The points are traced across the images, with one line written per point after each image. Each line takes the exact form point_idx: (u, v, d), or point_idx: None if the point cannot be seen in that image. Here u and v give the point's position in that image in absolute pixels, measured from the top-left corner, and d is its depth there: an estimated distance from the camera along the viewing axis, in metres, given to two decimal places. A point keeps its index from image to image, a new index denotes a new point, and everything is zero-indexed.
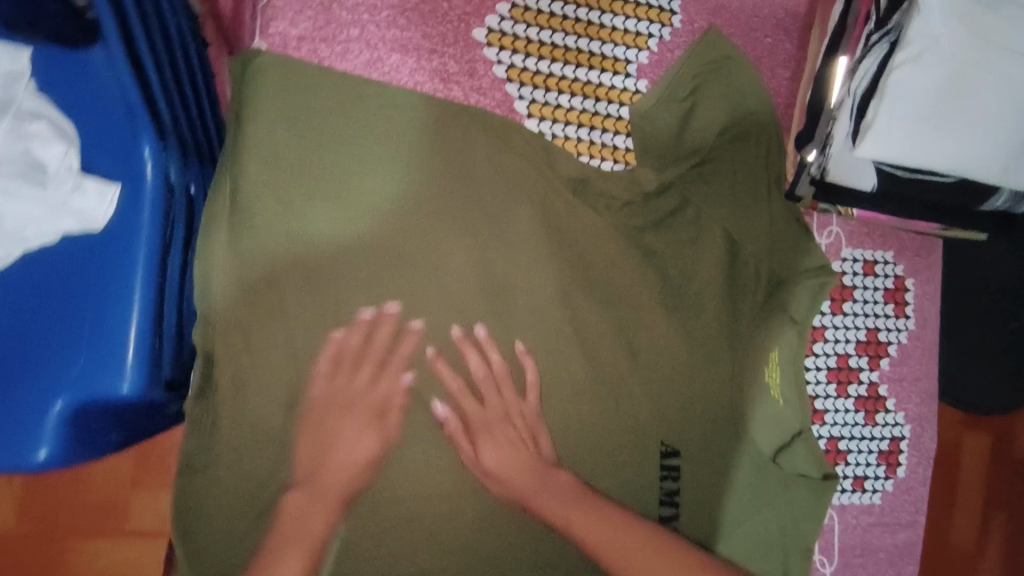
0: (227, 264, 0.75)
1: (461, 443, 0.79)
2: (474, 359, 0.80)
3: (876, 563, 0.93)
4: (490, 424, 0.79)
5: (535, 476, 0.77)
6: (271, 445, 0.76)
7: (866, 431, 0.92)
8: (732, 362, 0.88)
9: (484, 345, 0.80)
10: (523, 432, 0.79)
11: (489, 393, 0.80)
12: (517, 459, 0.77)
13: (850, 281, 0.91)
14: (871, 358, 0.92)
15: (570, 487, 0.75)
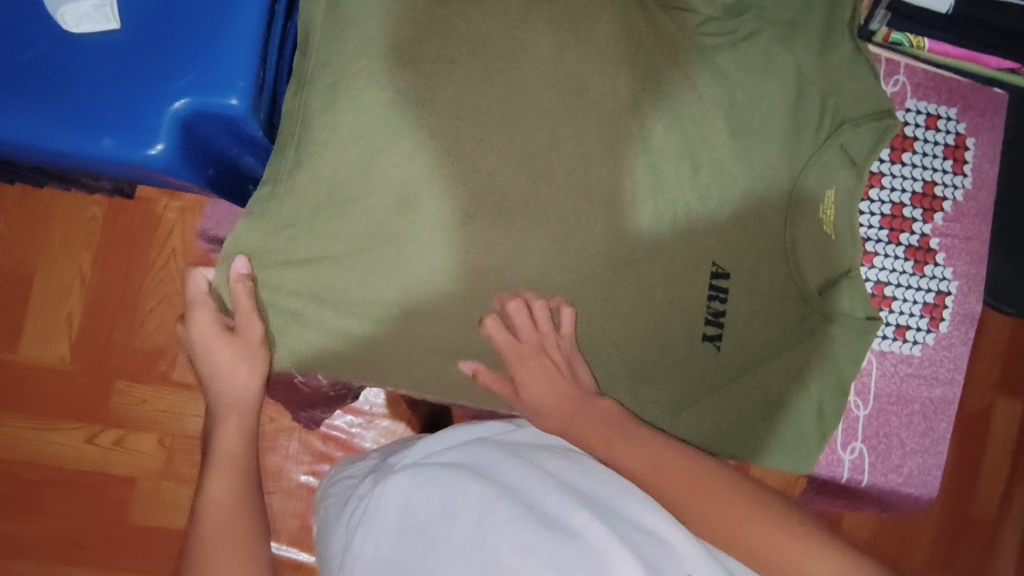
0: (330, 29, 0.81)
1: (498, 384, 0.86)
2: (512, 304, 0.83)
3: (909, 415, 0.94)
4: (523, 355, 0.84)
5: (572, 400, 0.82)
6: (346, 206, 0.80)
7: (913, 282, 0.93)
8: (788, 193, 0.90)
9: (523, 294, 0.84)
10: (560, 363, 0.83)
11: (524, 324, 0.83)
12: (556, 395, 0.83)
13: (911, 132, 0.94)
14: (925, 211, 0.93)
15: (609, 416, 0.80)
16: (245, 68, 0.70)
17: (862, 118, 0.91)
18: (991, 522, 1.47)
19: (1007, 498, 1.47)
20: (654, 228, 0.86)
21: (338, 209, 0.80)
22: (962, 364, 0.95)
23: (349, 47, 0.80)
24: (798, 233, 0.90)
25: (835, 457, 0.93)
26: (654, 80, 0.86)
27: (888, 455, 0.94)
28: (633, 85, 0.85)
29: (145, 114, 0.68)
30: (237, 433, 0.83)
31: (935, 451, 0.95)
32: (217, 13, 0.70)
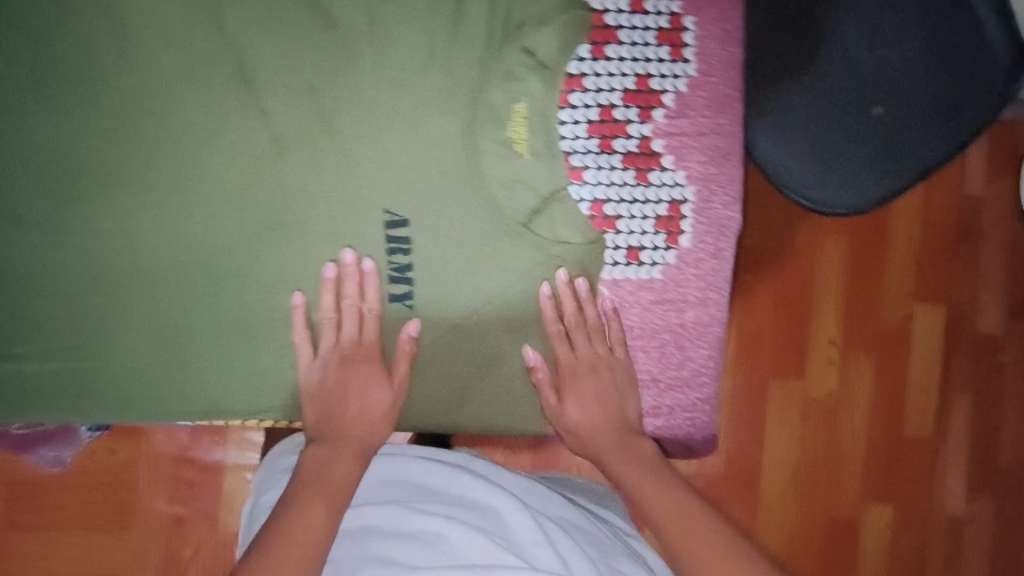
0: None
1: (547, 393, 0.78)
2: (570, 308, 0.78)
3: (659, 346, 0.82)
4: (576, 371, 0.77)
5: (614, 431, 0.76)
6: None
7: (639, 194, 0.80)
8: (467, 110, 0.76)
9: (606, 320, 0.80)
10: (608, 374, 0.78)
11: (583, 341, 0.78)
12: (604, 423, 0.77)
13: (613, 19, 0.79)
14: (641, 110, 0.80)
15: (648, 462, 0.74)
16: None
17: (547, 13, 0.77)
18: (928, 435, 1.42)
19: (940, 407, 1.42)
20: (301, 177, 0.74)
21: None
22: (714, 280, 0.82)
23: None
24: (485, 158, 0.77)
25: None
26: (267, 7, 0.71)
27: (640, 396, 0.83)
28: (240, 18, 0.71)
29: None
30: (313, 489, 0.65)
31: (697, 384, 0.83)
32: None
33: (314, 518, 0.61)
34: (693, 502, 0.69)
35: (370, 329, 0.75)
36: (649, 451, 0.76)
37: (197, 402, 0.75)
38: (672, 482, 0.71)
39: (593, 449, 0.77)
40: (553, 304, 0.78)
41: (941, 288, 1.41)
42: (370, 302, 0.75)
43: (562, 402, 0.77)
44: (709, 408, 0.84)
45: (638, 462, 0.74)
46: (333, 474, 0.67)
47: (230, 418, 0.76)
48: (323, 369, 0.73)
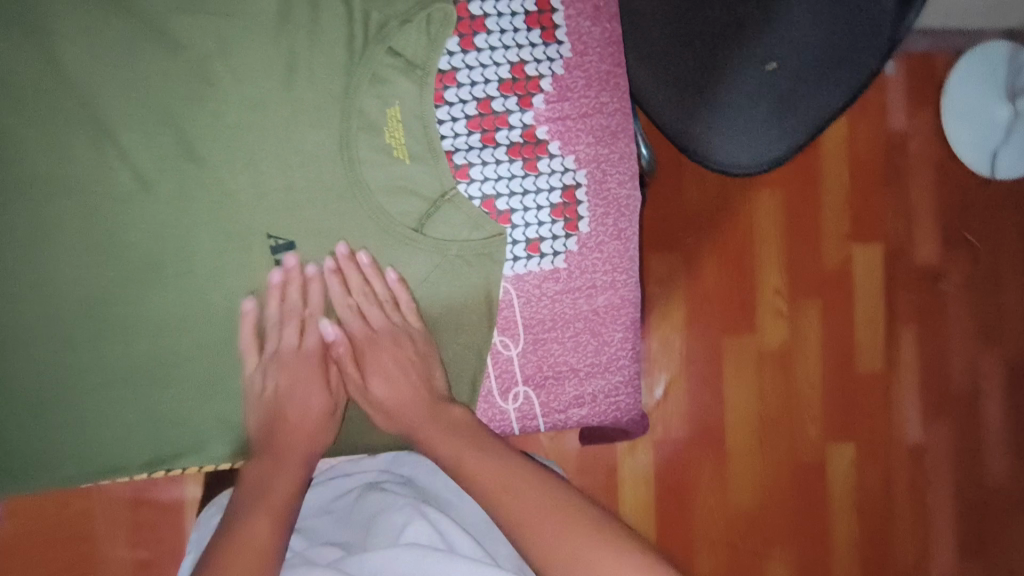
0: None
1: (351, 367, 0.75)
2: (355, 277, 0.74)
3: (573, 336, 0.80)
4: (376, 346, 0.75)
5: (421, 407, 0.72)
6: None
7: (530, 185, 0.78)
8: (339, 121, 0.74)
9: (395, 293, 0.75)
10: (415, 362, 0.74)
11: (374, 311, 0.75)
12: (410, 395, 0.73)
13: (477, 9, 0.77)
14: (520, 98, 0.78)
15: (463, 422, 0.71)
16: None
17: (410, 12, 0.75)
18: (881, 370, 1.45)
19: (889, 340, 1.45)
20: (171, 210, 0.71)
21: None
22: (619, 261, 0.81)
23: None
24: (364, 169, 0.75)
25: (497, 410, 0.79)
26: (105, 39, 0.68)
27: (561, 387, 0.80)
28: (75, 51, 0.68)
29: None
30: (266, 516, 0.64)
31: (617, 366, 0.81)
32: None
33: (260, 531, 0.62)
34: (586, 506, 0.61)
35: (292, 336, 0.74)
36: (461, 416, 0.71)
37: (100, 457, 0.72)
38: (555, 481, 0.64)
39: (405, 428, 0.73)
40: (338, 278, 0.74)
41: (874, 225, 1.42)
42: (312, 307, 0.74)
43: (359, 386, 0.76)
44: (634, 387, 0.82)
45: (450, 433, 0.70)
46: (278, 483, 0.68)
47: (134, 472, 0.73)
48: (263, 379, 0.73)
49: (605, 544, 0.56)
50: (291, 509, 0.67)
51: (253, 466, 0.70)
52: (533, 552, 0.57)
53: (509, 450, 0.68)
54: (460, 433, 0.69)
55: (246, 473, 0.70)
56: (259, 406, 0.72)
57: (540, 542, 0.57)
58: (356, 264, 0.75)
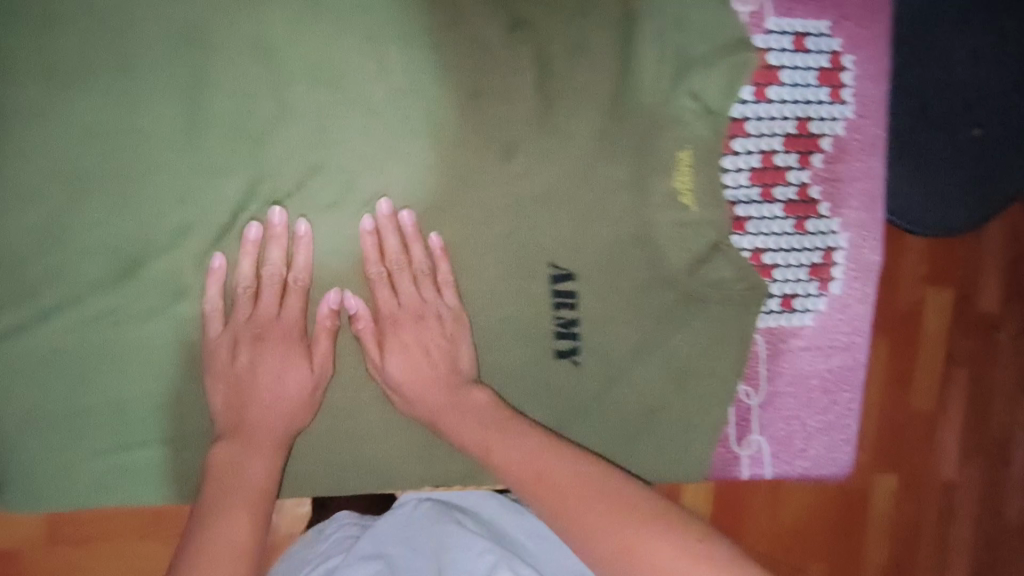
0: None
1: (371, 349, 0.67)
2: (417, 252, 0.67)
3: (808, 392, 0.82)
4: (399, 321, 0.67)
5: (438, 385, 0.66)
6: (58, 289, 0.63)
7: (796, 243, 0.78)
8: (634, 158, 0.73)
9: (408, 236, 0.66)
10: (440, 340, 0.67)
11: (406, 283, 0.67)
12: (428, 377, 0.66)
13: (776, 60, 0.75)
14: (800, 156, 0.77)
15: (485, 409, 0.66)
16: None
17: (714, 56, 0.73)
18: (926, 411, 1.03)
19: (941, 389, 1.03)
20: (465, 229, 0.70)
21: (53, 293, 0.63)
22: (859, 324, 0.83)
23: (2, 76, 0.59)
24: (651, 209, 0.74)
25: (732, 456, 0.81)
26: (435, 51, 0.66)
27: (790, 440, 0.82)
28: (404, 59, 0.65)
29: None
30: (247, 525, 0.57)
31: (841, 425, 0.84)
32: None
33: (238, 529, 0.56)
34: (612, 475, 0.61)
35: (247, 305, 0.64)
36: (483, 398, 0.66)
37: None
38: (562, 450, 0.63)
39: (427, 415, 0.67)
40: (375, 239, 0.66)
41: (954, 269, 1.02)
42: (297, 271, 0.64)
43: (377, 367, 0.67)
44: (851, 446, 0.85)
45: (474, 421, 0.65)
46: (251, 475, 0.60)
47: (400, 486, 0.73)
48: (229, 349, 0.63)
49: (654, 521, 0.55)
50: (264, 504, 0.59)
51: (223, 455, 0.61)
52: (584, 550, 0.56)
53: (501, 416, 0.65)
54: (484, 418, 0.65)
55: (213, 455, 0.61)
56: (239, 333, 0.63)
57: (613, 555, 0.54)
58: (396, 225, 0.66)
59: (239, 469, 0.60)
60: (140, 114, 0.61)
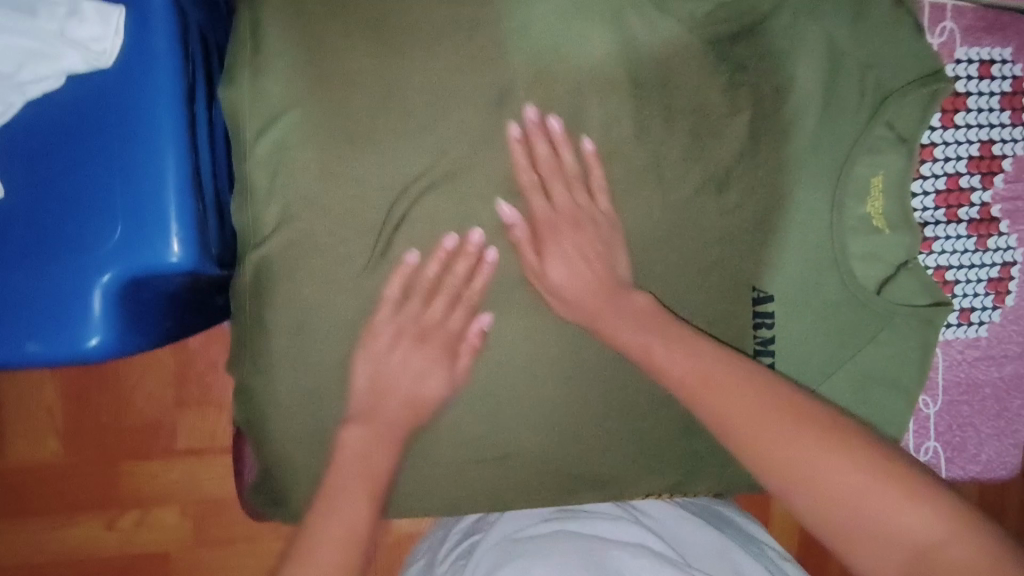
0: (257, 120, 0.64)
1: (523, 252, 0.69)
2: (543, 149, 0.68)
3: (980, 399, 0.87)
4: (558, 228, 0.69)
5: (605, 292, 0.68)
6: (326, 331, 0.67)
7: (977, 260, 0.82)
8: (834, 185, 0.77)
9: (587, 164, 0.69)
10: (596, 244, 0.69)
11: (559, 190, 0.69)
12: (574, 268, 0.68)
13: (962, 88, 0.79)
14: (984, 177, 0.81)
15: (647, 313, 0.66)
16: (176, 209, 0.53)
17: (908, 85, 0.75)
18: None
19: None
20: (681, 258, 0.74)
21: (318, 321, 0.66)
22: None
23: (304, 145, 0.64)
24: (848, 234, 0.78)
25: (910, 461, 0.87)
26: (664, 97, 0.71)
27: (964, 446, 0.87)
28: (637, 107, 0.70)
29: (58, 313, 0.52)
30: (360, 516, 0.62)
31: (1010, 430, 0.88)
32: (126, 128, 0.54)
33: (349, 522, 0.61)
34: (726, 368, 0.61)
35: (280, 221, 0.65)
36: (644, 302, 0.67)
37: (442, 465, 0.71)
38: (705, 347, 0.63)
39: (585, 316, 0.69)
40: (525, 147, 0.68)
41: None
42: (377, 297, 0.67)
43: (536, 259, 0.69)
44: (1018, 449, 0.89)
45: (631, 316, 0.67)
46: (378, 462, 0.66)
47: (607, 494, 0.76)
48: (307, 393, 0.67)
49: (814, 437, 0.55)
50: (372, 507, 0.63)
51: (353, 442, 0.65)
52: (749, 455, 0.56)
53: (662, 316, 0.66)
54: (626, 317, 0.67)
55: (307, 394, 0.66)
56: (321, 319, 0.66)
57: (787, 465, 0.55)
58: (542, 132, 0.68)
59: (367, 460, 0.65)
60: (410, 168, 0.66)
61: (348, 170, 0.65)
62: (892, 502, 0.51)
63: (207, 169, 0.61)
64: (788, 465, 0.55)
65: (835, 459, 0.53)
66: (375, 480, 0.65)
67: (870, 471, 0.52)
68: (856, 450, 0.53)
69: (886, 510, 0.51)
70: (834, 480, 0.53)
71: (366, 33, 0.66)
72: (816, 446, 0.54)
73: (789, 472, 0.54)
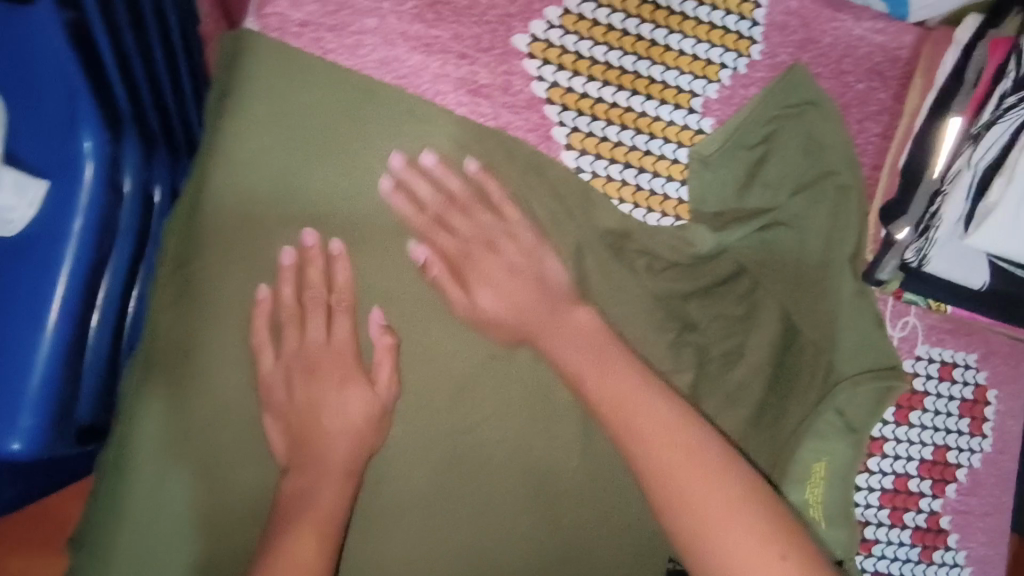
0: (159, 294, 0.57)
1: (415, 180, 0.61)
2: (426, 189, 0.61)
3: None
4: (450, 212, 0.61)
5: (544, 300, 0.61)
6: (170, 545, 0.56)
7: (919, 571, 0.75)
8: (771, 468, 0.71)
9: (479, 184, 0.62)
10: (506, 239, 0.61)
11: (460, 220, 0.61)
12: (525, 295, 0.61)
13: (921, 386, 0.76)
14: (934, 482, 0.76)
15: (588, 332, 0.59)
16: (33, 396, 0.50)
17: (862, 374, 0.71)
18: None
19: None
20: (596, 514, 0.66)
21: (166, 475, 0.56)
22: None
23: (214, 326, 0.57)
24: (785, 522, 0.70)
25: None
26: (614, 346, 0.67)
27: None
28: None
29: None
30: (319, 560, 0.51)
31: None
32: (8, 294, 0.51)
33: (304, 549, 0.51)
34: (711, 451, 0.51)
35: (291, 339, 0.58)
36: (588, 322, 0.60)
37: None
38: (637, 386, 0.55)
39: (526, 333, 0.62)
40: (402, 192, 0.61)
41: None
42: (339, 291, 0.58)
43: (467, 298, 0.61)
44: None
45: (580, 344, 0.59)
46: (320, 499, 0.55)
47: None
48: None
49: (740, 503, 0.49)
50: (337, 527, 0.54)
51: (290, 491, 0.55)
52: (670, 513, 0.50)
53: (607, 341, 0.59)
54: (615, 396, 0.55)
55: (282, 491, 0.56)
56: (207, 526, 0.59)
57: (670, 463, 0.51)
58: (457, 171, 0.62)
59: (306, 500, 0.54)
60: None
61: (322, 361, 0.58)
62: (754, 543, 0.47)
63: (104, 331, 0.57)
64: (734, 556, 0.47)
65: (743, 472, 0.51)
66: (318, 519, 0.53)
67: (758, 516, 0.48)
68: (747, 509, 0.48)
69: (736, 550, 0.47)
70: (747, 540, 0.47)
71: (291, 214, 0.58)
72: (760, 549, 0.47)
73: (682, 501, 0.49)
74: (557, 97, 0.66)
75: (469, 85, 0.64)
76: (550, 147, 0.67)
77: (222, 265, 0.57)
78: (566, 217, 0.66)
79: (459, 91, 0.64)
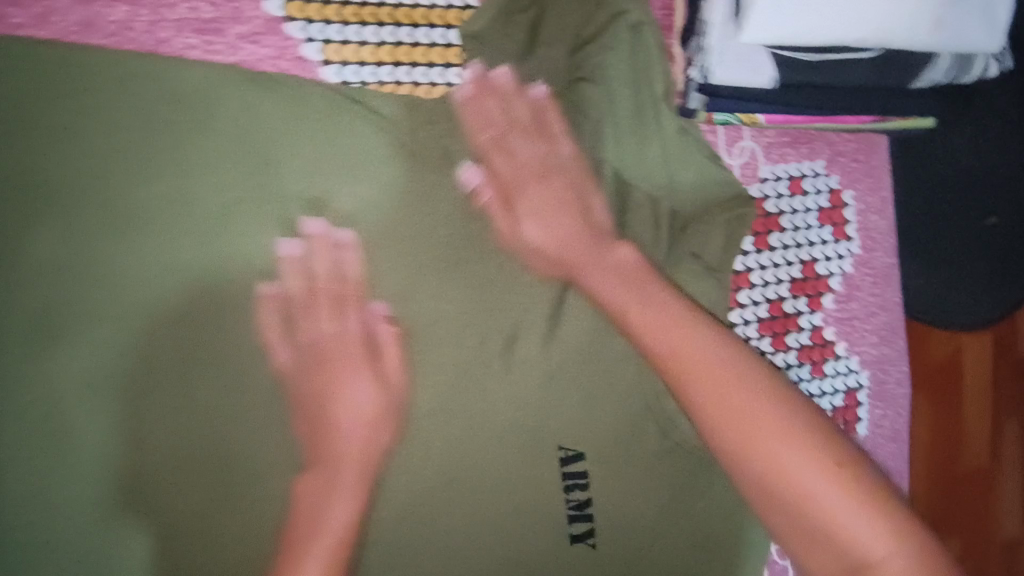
0: None
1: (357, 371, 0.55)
2: (321, 265, 0.57)
3: None
4: (334, 359, 0.55)
5: (586, 241, 0.59)
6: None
7: (816, 388, 0.74)
8: None
9: (372, 329, 0.57)
10: (571, 193, 0.60)
11: (324, 315, 0.56)
12: (572, 237, 0.59)
13: (773, 208, 0.73)
14: (810, 299, 0.74)
15: (627, 271, 0.57)
16: None
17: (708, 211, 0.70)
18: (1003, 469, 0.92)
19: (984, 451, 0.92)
20: None
21: (2, 511, 0.52)
22: (893, 463, 0.77)
23: (72, 353, 0.54)
24: None
25: None
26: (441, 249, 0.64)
27: None
28: None
29: None
30: None
31: None
32: None
33: None
34: (790, 405, 0.48)
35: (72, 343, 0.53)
36: (630, 258, 0.58)
37: None
38: (699, 340, 0.51)
39: (567, 269, 0.59)
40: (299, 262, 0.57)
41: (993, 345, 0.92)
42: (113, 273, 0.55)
43: (377, 373, 0.56)
44: None
45: (620, 277, 0.56)
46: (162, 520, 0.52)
47: None
48: None
49: (819, 443, 0.47)
50: (336, 544, 0.49)
51: None
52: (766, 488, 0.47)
53: (649, 278, 0.56)
54: (658, 341, 0.52)
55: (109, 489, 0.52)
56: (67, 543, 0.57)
57: (727, 439, 0.48)
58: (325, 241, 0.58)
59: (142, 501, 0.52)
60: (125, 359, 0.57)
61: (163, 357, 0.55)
62: (861, 523, 0.45)
63: None
64: (813, 505, 0.46)
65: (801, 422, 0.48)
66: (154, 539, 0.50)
67: (841, 483, 0.46)
68: (851, 488, 0.45)
69: (852, 530, 0.45)
70: (850, 524, 0.45)
71: (111, 218, 0.55)
72: (843, 503, 0.45)
73: (785, 486, 0.46)
74: (296, 11, 0.61)
75: (193, 23, 0.59)
76: (304, 68, 0.61)
77: (31, 280, 0.54)
78: (351, 134, 0.60)
79: (183, 31, 0.59)
